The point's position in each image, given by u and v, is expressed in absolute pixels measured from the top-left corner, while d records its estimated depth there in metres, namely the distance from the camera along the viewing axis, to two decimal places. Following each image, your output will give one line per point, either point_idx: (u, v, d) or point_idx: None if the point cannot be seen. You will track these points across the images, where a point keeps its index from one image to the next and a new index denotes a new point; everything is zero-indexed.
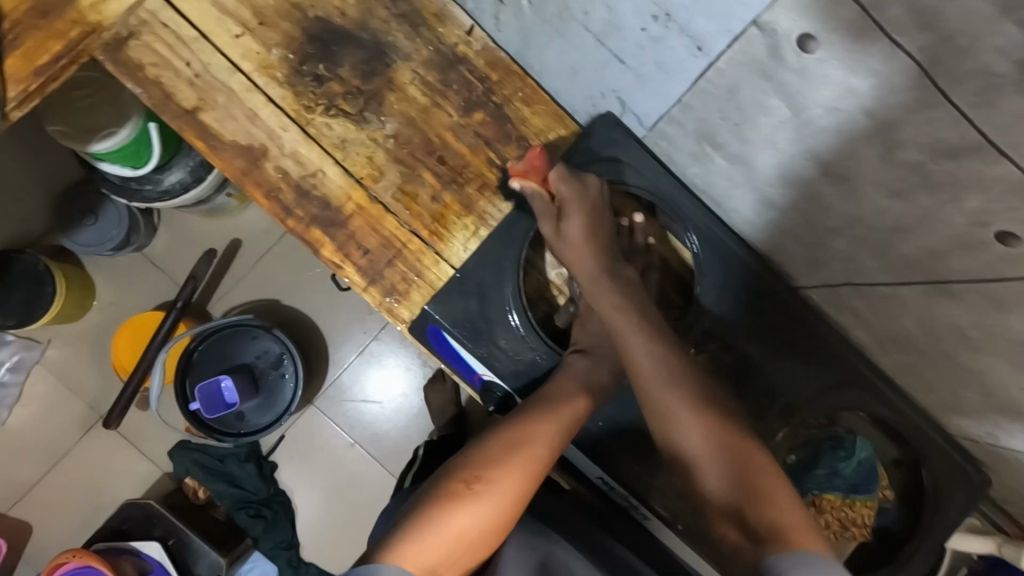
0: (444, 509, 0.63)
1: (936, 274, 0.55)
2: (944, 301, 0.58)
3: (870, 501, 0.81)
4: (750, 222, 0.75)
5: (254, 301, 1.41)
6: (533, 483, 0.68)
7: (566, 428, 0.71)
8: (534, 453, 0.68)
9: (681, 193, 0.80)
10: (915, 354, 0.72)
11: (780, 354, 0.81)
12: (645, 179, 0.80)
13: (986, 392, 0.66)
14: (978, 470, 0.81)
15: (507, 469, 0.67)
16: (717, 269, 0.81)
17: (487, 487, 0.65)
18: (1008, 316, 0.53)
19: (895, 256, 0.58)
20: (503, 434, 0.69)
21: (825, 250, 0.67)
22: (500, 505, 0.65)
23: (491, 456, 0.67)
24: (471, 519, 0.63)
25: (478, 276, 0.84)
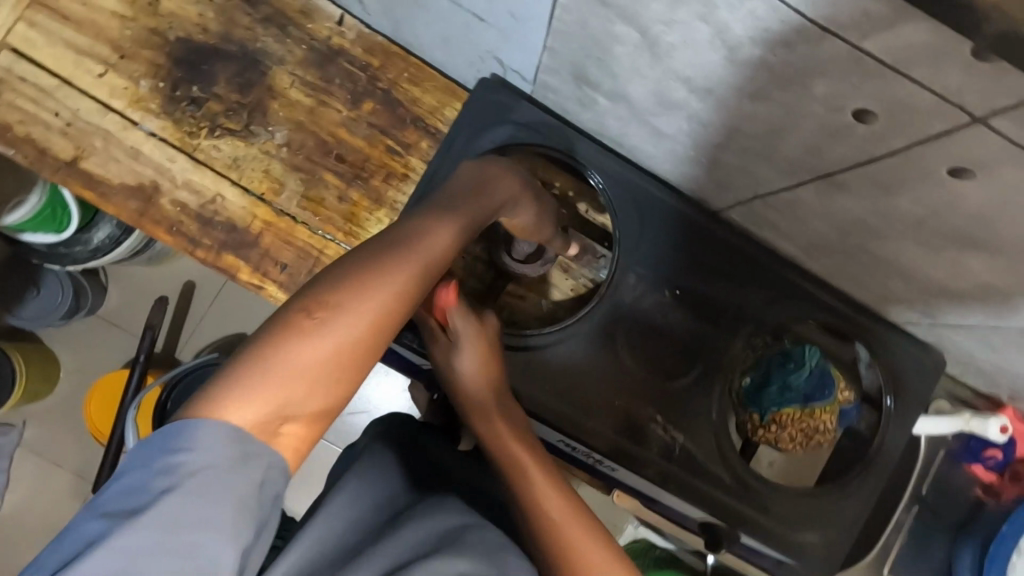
0: (273, 345, 0.47)
1: (821, 169, 0.55)
2: (837, 194, 0.57)
3: (828, 407, 0.81)
4: (650, 154, 0.75)
5: (218, 340, 1.39)
6: (404, 308, 0.52)
7: (449, 235, 0.56)
8: (404, 271, 0.52)
9: (583, 141, 0.79)
10: (837, 253, 0.71)
11: (714, 279, 0.81)
12: (547, 135, 0.79)
13: (907, 274, 0.67)
14: (928, 351, 0.83)
15: (367, 289, 0.50)
16: (631, 208, 0.80)
17: (338, 316, 0.48)
18: (894, 197, 0.52)
19: (781, 158, 0.57)
20: (364, 253, 0.52)
21: (723, 168, 0.66)
22: (354, 336, 0.49)
23: (348, 274, 0.50)
24: (316, 357, 0.47)
25: None
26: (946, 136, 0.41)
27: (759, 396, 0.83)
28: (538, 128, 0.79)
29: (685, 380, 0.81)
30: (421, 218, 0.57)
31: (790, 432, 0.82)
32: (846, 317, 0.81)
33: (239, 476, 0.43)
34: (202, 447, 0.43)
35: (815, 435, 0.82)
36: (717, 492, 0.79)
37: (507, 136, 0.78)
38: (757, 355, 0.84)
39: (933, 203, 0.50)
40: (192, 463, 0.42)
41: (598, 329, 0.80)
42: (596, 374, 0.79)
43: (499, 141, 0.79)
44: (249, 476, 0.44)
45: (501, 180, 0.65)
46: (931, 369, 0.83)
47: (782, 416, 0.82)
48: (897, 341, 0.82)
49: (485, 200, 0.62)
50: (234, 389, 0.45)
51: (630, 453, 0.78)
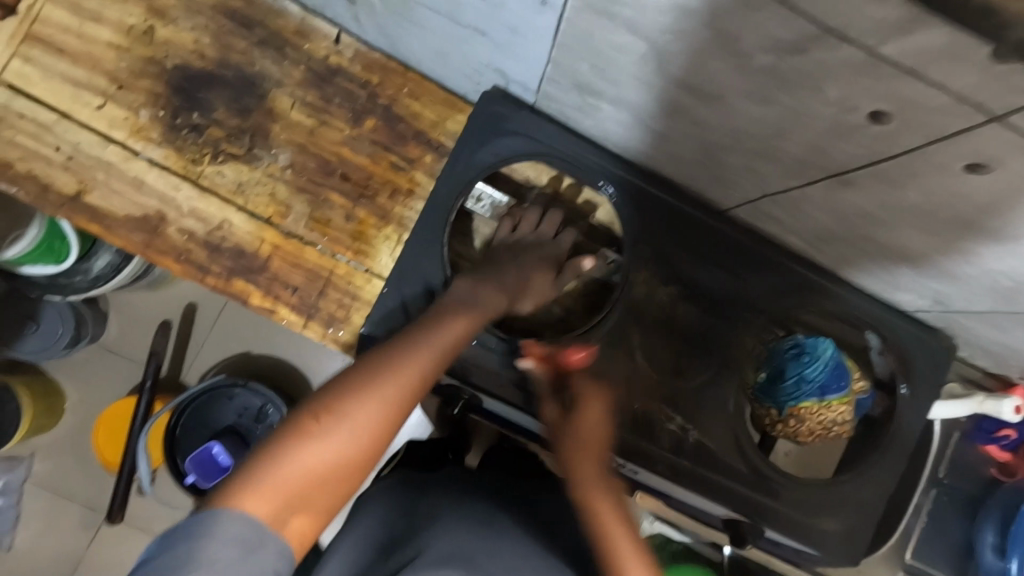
0: (286, 443, 0.50)
1: (831, 167, 0.55)
2: (848, 190, 0.58)
3: (845, 398, 0.80)
4: (655, 158, 0.75)
5: (224, 361, 1.39)
6: (408, 408, 0.55)
7: (453, 335, 0.62)
8: (410, 374, 0.56)
9: (586, 148, 0.80)
10: (846, 246, 0.72)
11: (724, 277, 0.81)
12: (549, 144, 0.79)
13: (916, 263, 0.67)
14: (937, 335, 0.84)
15: (371, 396, 0.53)
16: (637, 211, 0.80)
17: (349, 418, 0.52)
18: (905, 191, 0.53)
19: (790, 158, 0.57)
20: (367, 363, 0.56)
21: (729, 169, 0.67)
22: (361, 437, 0.52)
23: (355, 380, 0.54)
24: (327, 455, 0.51)
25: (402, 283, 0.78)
26: (961, 133, 0.42)
27: (775, 391, 0.82)
28: (541, 136, 0.79)
29: (702, 379, 0.81)
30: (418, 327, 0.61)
31: (808, 424, 0.81)
32: (856, 306, 0.82)
33: (250, 564, 0.46)
34: (220, 537, 0.45)
35: (833, 427, 0.81)
36: (739, 488, 0.80)
37: (511, 147, 0.79)
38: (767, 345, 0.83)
39: (945, 196, 0.50)
40: (210, 551, 0.45)
41: (610, 328, 0.80)
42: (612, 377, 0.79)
43: (502, 152, 0.79)
44: (259, 564, 0.46)
45: (488, 284, 0.71)
46: (943, 352, 0.83)
47: (799, 410, 0.80)
48: (907, 327, 0.83)
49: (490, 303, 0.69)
50: (248, 483, 0.48)
51: (653, 454, 0.78)
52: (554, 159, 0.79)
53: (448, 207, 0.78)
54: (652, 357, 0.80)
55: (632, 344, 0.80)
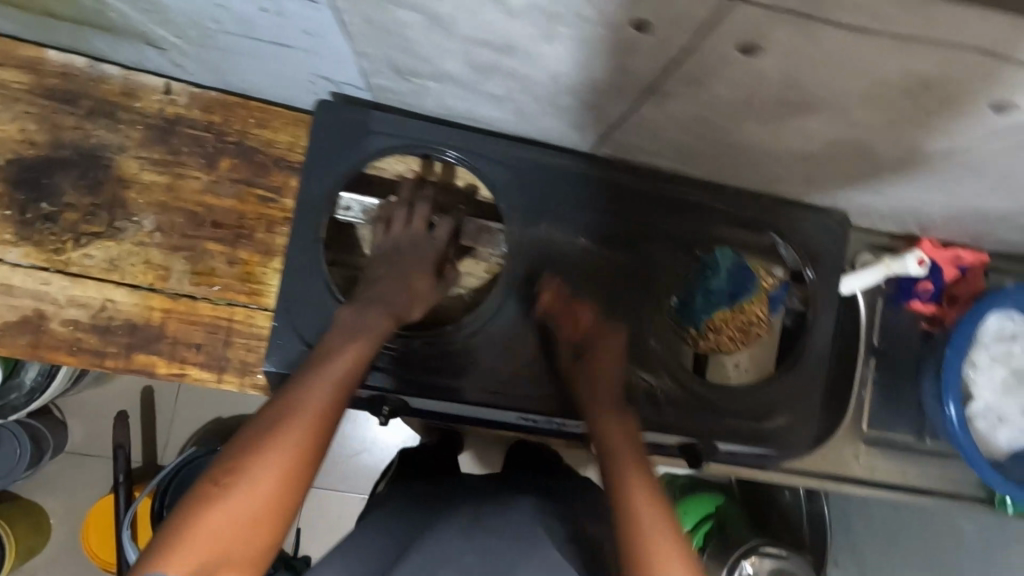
0: (199, 505, 0.52)
1: (642, 84, 0.55)
2: (670, 102, 0.58)
3: (754, 297, 0.83)
4: (507, 121, 0.74)
5: (193, 434, 1.37)
6: (311, 452, 0.57)
7: (340, 371, 0.62)
8: (302, 421, 0.57)
9: (440, 130, 0.79)
10: (708, 155, 0.72)
11: (610, 217, 0.81)
12: (403, 135, 0.78)
13: (774, 152, 0.67)
14: (828, 214, 0.85)
15: (272, 442, 0.55)
16: (507, 178, 0.80)
17: (256, 462, 0.54)
18: (714, 88, 0.53)
19: (606, 86, 0.57)
20: (264, 415, 0.58)
21: (568, 111, 0.66)
22: (268, 481, 0.54)
23: (250, 439, 0.55)
24: (242, 504, 0.52)
25: (293, 310, 0.76)
26: (716, 19, 0.42)
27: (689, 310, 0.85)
28: (392, 131, 0.78)
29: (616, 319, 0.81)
30: (311, 366, 0.63)
31: (726, 332, 0.84)
32: (746, 208, 0.83)
33: None
34: None
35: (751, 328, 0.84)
36: (678, 414, 0.81)
37: (366, 149, 0.77)
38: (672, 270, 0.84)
39: (747, 82, 0.51)
40: None
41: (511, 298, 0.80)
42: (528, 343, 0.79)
43: (358, 156, 0.78)
44: None
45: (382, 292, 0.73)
46: (837, 228, 0.85)
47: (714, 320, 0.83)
48: (799, 214, 0.84)
49: (374, 325, 0.69)
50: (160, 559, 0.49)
51: None
52: (413, 149, 0.78)
53: (319, 219, 0.77)
54: None
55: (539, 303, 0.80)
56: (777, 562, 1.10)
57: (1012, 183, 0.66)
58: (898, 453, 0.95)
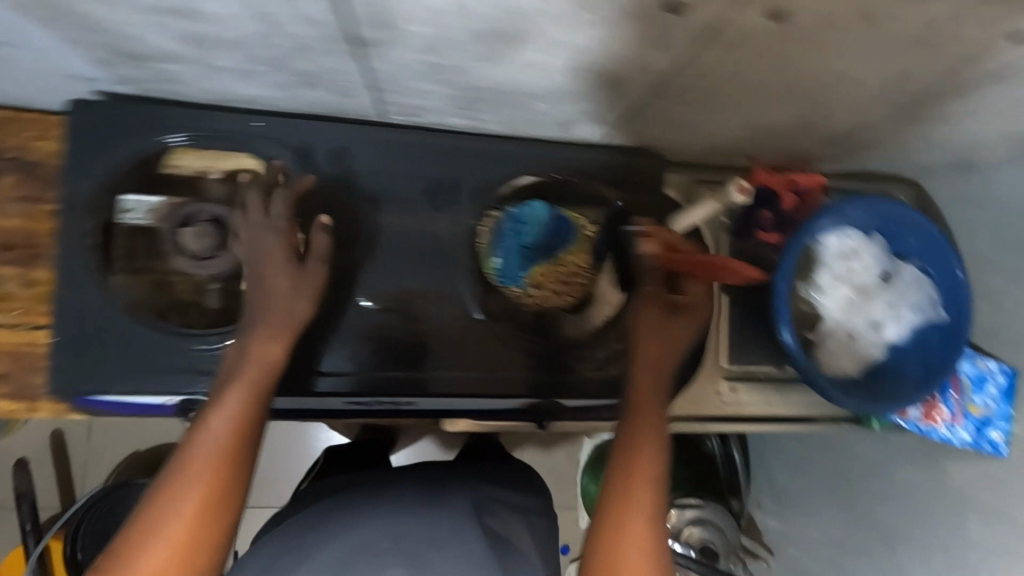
0: (128, 551, 0.47)
1: (342, 34, 0.51)
2: (390, 52, 0.54)
3: (573, 248, 0.80)
4: (275, 98, 0.70)
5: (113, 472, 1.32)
6: (218, 483, 0.51)
7: (240, 392, 0.56)
8: (210, 449, 0.52)
9: (214, 118, 0.73)
10: (489, 107, 0.69)
11: (416, 186, 0.77)
12: (176, 126, 0.73)
13: (539, 97, 0.64)
14: (643, 154, 0.83)
15: (174, 487, 0.49)
16: (293, 156, 0.75)
17: (173, 490, 0.49)
18: (411, 29, 0.49)
19: (314, 42, 0.53)
20: (171, 457, 0.52)
21: (315, 77, 0.62)
22: (171, 531, 0.48)
23: (155, 487, 0.50)
24: (154, 551, 0.47)
25: (78, 322, 0.72)
26: None
27: (511, 270, 0.81)
28: (160, 123, 0.73)
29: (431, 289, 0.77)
30: (254, 341, 0.60)
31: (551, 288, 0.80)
32: (558, 158, 0.80)
33: None
34: None
35: (575, 280, 0.80)
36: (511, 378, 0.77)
37: (132, 143, 0.73)
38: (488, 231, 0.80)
39: (430, 17, 0.47)
40: None
41: (320, 286, 0.75)
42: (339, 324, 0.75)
43: (130, 154, 0.73)
44: None
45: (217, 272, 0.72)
46: (652, 165, 0.83)
47: (537, 277, 0.79)
48: (612, 157, 0.82)
49: (268, 261, 0.65)
50: None
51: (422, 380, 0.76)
52: (187, 139, 0.74)
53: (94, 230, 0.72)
54: (380, 293, 0.76)
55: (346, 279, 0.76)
56: (697, 513, 1.11)
57: (796, 98, 0.62)
58: (758, 386, 0.94)
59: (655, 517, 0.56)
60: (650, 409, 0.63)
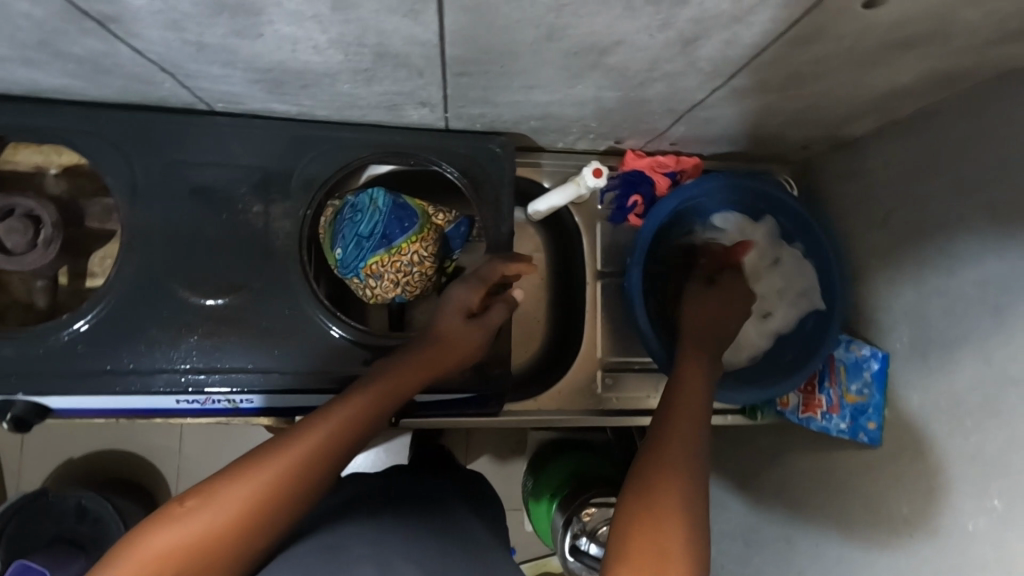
0: (190, 503, 0.50)
1: (69, 9, 0.48)
2: (134, 27, 0.51)
3: (414, 235, 0.75)
4: (78, 88, 0.67)
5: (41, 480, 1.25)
6: (297, 480, 0.54)
7: (364, 399, 0.61)
8: (314, 436, 0.56)
9: (22, 111, 0.70)
10: (297, 90, 0.66)
11: (243, 176, 0.74)
12: None
13: (334, 76, 0.61)
14: (492, 137, 0.80)
15: (280, 452, 0.54)
16: (110, 148, 0.72)
17: (282, 449, 0.54)
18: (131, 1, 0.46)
19: (50, 19, 0.50)
20: (325, 412, 0.59)
21: (92, 61, 0.59)
22: (240, 502, 0.51)
23: (270, 446, 0.55)
24: (221, 505, 0.50)
25: None
26: None
27: (342, 261, 0.76)
28: None
29: (262, 279, 0.74)
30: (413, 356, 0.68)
31: (389, 279, 0.76)
32: (397, 142, 0.77)
33: None
34: None
35: (416, 271, 0.77)
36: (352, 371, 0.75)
37: None
38: (325, 220, 0.77)
39: None
40: None
41: (141, 281, 0.72)
42: (162, 320, 0.72)
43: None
44: None
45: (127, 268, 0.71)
46: (503, 150, 0.80)
47: (373, 267, 0.75)
48: (457, 141, 0.79)
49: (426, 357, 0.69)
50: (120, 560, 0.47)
51: (252, 374, 0.73)
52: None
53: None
54: (206, 287, 0.73)
55: (171, 273, 0.73)
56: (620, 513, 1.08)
57: (602, 65, 0.59)
58: (638, 376, 0.91)
59: (683, 502, 0.55)
60: (690, 419, 0.64)
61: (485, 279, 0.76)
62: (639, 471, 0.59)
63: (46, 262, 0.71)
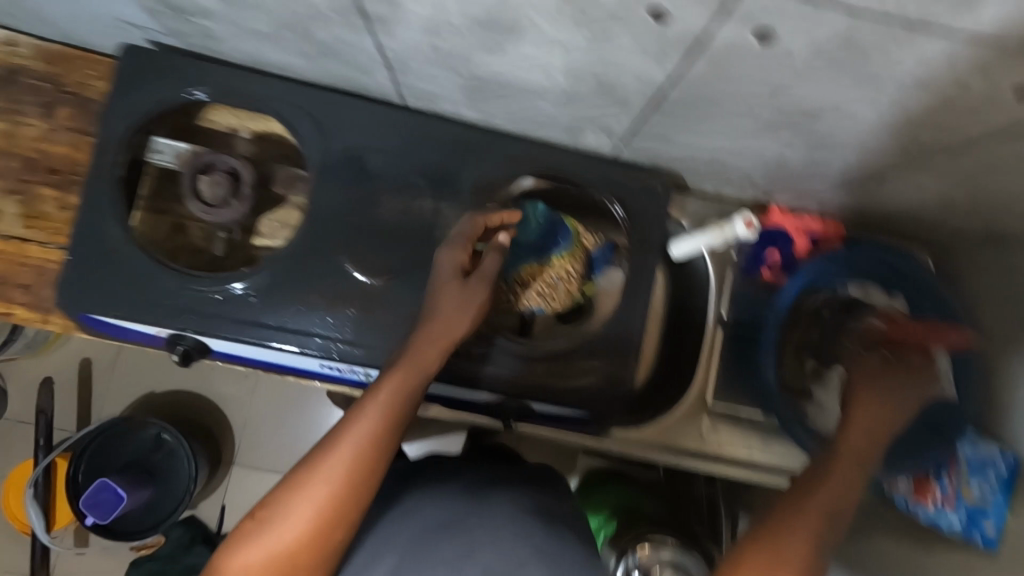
0: (259, 518, 0.56)
1: (350, 5, 0.53)
2: (395, 28, 0.56)
3: (566, 253, 0.82)
4: (302, 66, 0.74)
5: (134, 403, 1.39)
6: (343, 492, 0.56)
7: (387, 400, 0.60)
8: (347, 449, 0.58)
9: (246, 78, 0.78)
10: (496, 101, 0.70)
11: (419, 168, 0.79)
12: (206, 77, 0.77)
13: (540, 95, 0.65)
14: (653, 172, 0.82)
15: (318, 471, 0.57)
16: (310, 122, 0.78)
17: (319, 468, 0.57)
18: (410, 7, 0.51)
19: (325, 9, 0.56)
20: (348, 420, 0.60)
21: (331, 48, 0.65)
22: (298, 520, 0.55)
23: (309, 461, 0.58)
24: (283, 525, 0.55)
25: (92, 246, 0.74)
26: None
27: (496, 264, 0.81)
28: (195, 76, 0.77)
29: (418, 266, 0.78)
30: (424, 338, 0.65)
31: (536, 288, 0.82)
32: (564, 162, 0.81)
33: None
34: None
35: (562, 285, 0.82)
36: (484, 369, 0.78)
37: (168, 90, 0.77)
38: None
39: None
40: None
41: (312, 250, 0.78)
42: (325, 287, 0.77)
43: (160, 98, 0.77)
44: None
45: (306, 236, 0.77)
46: (663, 187, 0.82)
47: (523, 275, 0.81)
48: (621, 171, 0.82)
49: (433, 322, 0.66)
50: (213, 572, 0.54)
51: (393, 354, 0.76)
52: (215, 90, 0.77)
53: (113, 163, 0.75)
54: (368, 265, 0.78)
55: (341, 246, 0.78)
56: (673, 556, 1.07)
57: (802, 128, 0.61)
58: (746, 429, 0.90)
59: (817, 551, 0.57)
60: (852, 467, 0.63)
61: (466, 237, 0.72)
62: (774, 526, 0.59)
63: (236, 216, 0.77)
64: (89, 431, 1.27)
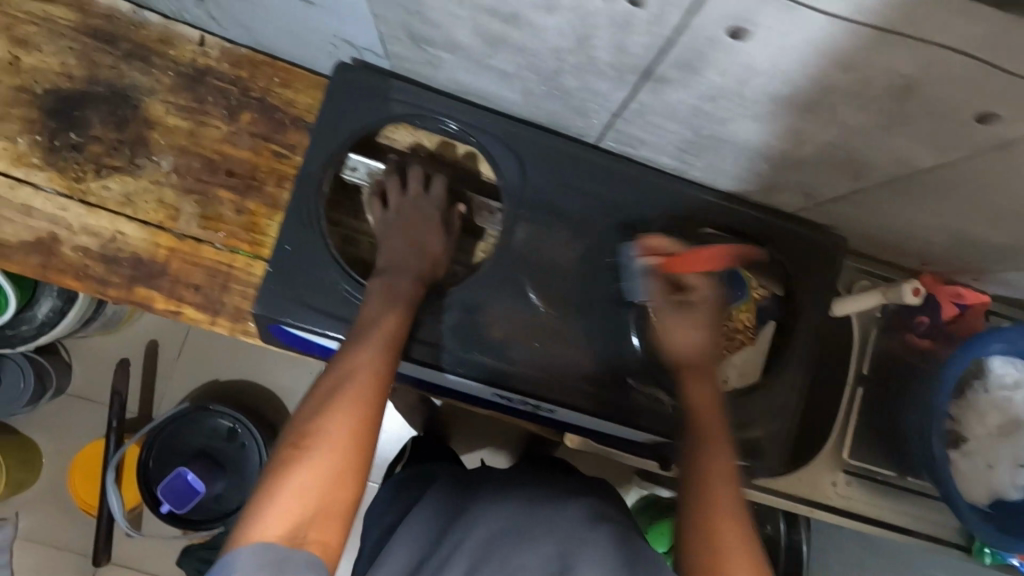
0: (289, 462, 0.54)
1: (638, 65, 0.55)
2: (669, 88, 0.58)
3: (745, 305, 0.81)
4: (515, 102, 0.75)
5: (194, 390, 1.35)
6: (362, 420, 0.57)
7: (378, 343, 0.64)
8: (357, 384, 0.59)
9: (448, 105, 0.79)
10: (708, 155, 0.72)
11: (604, 208, 0.81)
12: (411, 100, 0.78)
13: (767, 158, 0.66)
14: (828, 232, 0.84)
15: (335, 406, 0.57)
16: (507, 155, 0.80)
17: (335, 404, 0.57)
18: (706, 75, 0.53)
19: (604, 65, 0.57)
20: (338, 366, 0.61)
21: (570, 93, 0.67)
22: (332, 451, 0.54)
23: (319, 402, 0.58)
24: (318, 460, 0.54)
25: (294, 259, 0.74)
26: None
27: None
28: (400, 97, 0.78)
29: (597, 304, 0.80)
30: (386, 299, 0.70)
31: None
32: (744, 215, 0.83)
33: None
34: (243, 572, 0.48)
35: (737, 335, 0.82)
36: (657, 414, 0.78)
37: (371, 109, 0.78)
38: None
39: (736, 73, 0.51)
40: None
41: (496, 280, 0.78)
42: (508, 317, 0.78)
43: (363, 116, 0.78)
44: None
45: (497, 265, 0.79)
46: (837, 248, 0.84)
47: None
48: (797, 229, 0.83)
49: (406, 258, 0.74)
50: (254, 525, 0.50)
51: (571, 389, 0.78)
52: (417, 114, 0.79)
53: (318, 177, 0.76)
54: (549, 299, 0.79)
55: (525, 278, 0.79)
56: None
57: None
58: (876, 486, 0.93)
59: None
60: None
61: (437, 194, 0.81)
62: None
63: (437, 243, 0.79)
64: (162, 418, 1.26)
